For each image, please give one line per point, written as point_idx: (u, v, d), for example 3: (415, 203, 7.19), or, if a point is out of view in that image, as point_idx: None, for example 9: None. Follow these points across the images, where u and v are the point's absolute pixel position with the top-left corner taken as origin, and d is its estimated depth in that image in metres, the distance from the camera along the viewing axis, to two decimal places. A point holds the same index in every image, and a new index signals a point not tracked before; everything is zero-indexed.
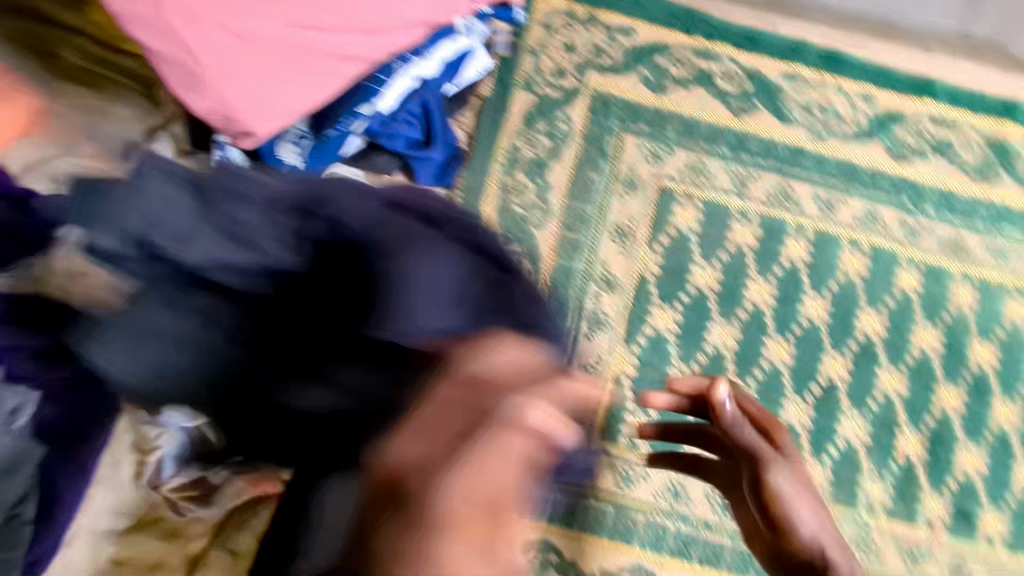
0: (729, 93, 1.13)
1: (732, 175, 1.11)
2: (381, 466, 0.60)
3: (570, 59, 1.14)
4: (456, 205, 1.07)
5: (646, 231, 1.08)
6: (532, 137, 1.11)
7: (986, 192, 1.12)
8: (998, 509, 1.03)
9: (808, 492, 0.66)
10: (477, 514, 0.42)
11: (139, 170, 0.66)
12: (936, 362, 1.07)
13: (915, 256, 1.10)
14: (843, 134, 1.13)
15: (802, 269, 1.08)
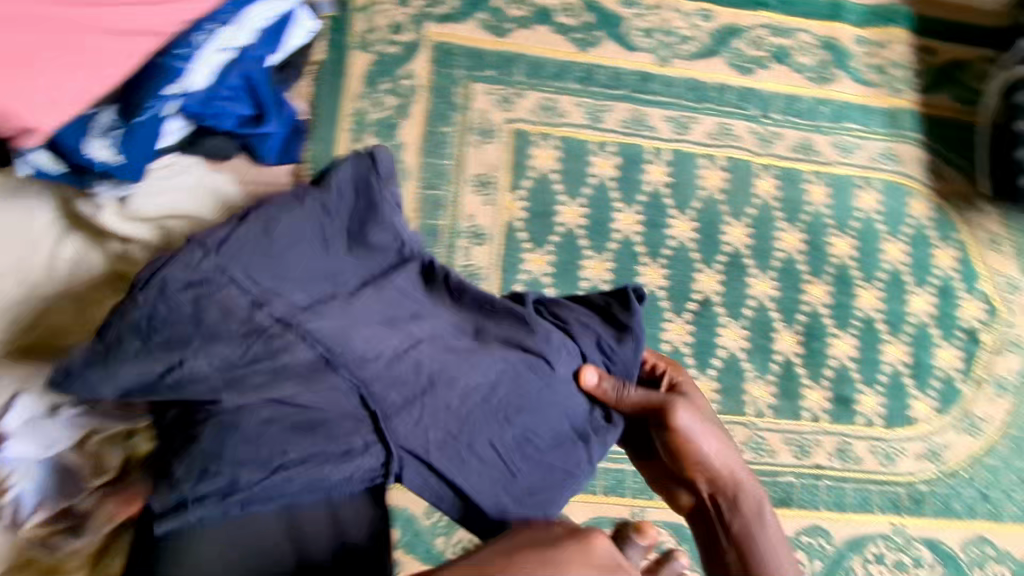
0: (570, 27, 1.12)
1: (584, 109, 1.11)
2: (278, 429, 0.50)
3: (404, 13, 1.09)
4: (305, 179, 1.02)
5: (507, 177, 1.07)
6: (376, 97, 1.06)
7: (826, 92, 1.17)
8: (872, 388, 1.11)
9: (715, 430, 0.64)
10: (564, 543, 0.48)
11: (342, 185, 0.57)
12: (800, 261, 1.12)
13: (768, 163, 1.14)
14: (687, 53, 1.14)
15: (664, 193, 1.10)
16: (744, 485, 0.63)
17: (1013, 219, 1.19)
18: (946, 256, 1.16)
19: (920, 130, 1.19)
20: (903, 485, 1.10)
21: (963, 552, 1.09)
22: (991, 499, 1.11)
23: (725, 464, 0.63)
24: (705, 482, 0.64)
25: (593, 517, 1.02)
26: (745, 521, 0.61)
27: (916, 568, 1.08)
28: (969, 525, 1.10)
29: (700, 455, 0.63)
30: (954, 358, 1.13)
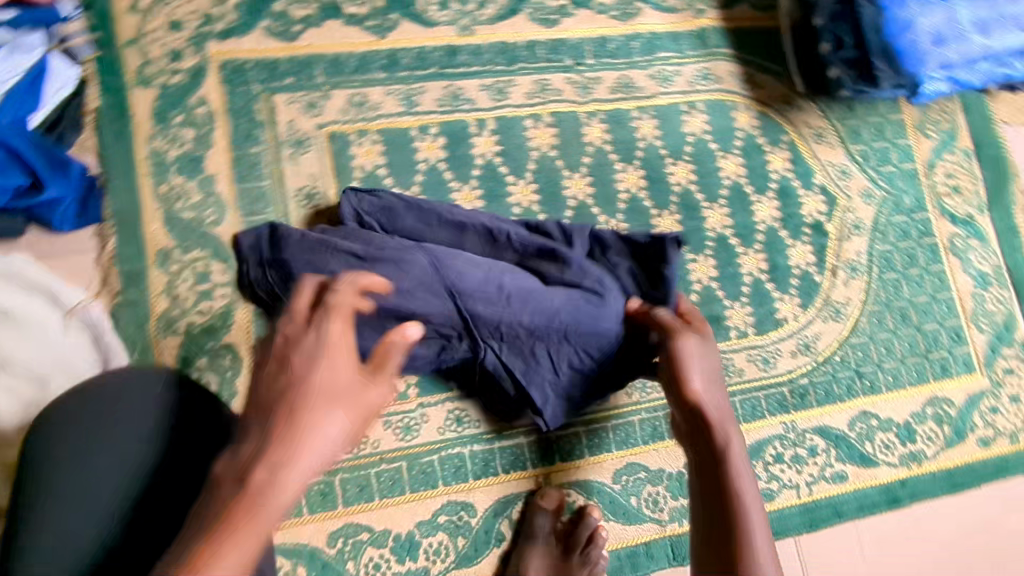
0: (361, 15, 1.08)
1: (396, 96, 1.07)
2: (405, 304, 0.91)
3: (179, 37, 1.02)
4: (112, 237, 0.96)
5: (332, 183, 1.03)
6: (171, 133, 1.00)
7: (633, 27, 1.18)
8: (738, 302, 1.15)
9: (704, 370, 0.81)
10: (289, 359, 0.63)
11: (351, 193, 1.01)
12: (644, 197, 1.14)
13: (592, 110, 1.14)
14: (488, 18, 1.12)
15: (497, 162, 1.09)
16: (731, 431, 0.75)
17: (832, 110, 1.24)
18: (779, 158, 1.21)
19: (729, 45, 1.22)
20: (785, 384, 1.15)
21: (852, 430, 1.16)
22: (866, 375, 1.18)
23: (714, 414, 0.77)
24: (696, 416, 0.77)
25: (500, 498, 1.03)
26: (726, 449, 0.73)
27: (813, 458, 1.14)
28: (852, 405, 1.17)
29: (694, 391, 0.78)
30: (805, 253, 1.19)
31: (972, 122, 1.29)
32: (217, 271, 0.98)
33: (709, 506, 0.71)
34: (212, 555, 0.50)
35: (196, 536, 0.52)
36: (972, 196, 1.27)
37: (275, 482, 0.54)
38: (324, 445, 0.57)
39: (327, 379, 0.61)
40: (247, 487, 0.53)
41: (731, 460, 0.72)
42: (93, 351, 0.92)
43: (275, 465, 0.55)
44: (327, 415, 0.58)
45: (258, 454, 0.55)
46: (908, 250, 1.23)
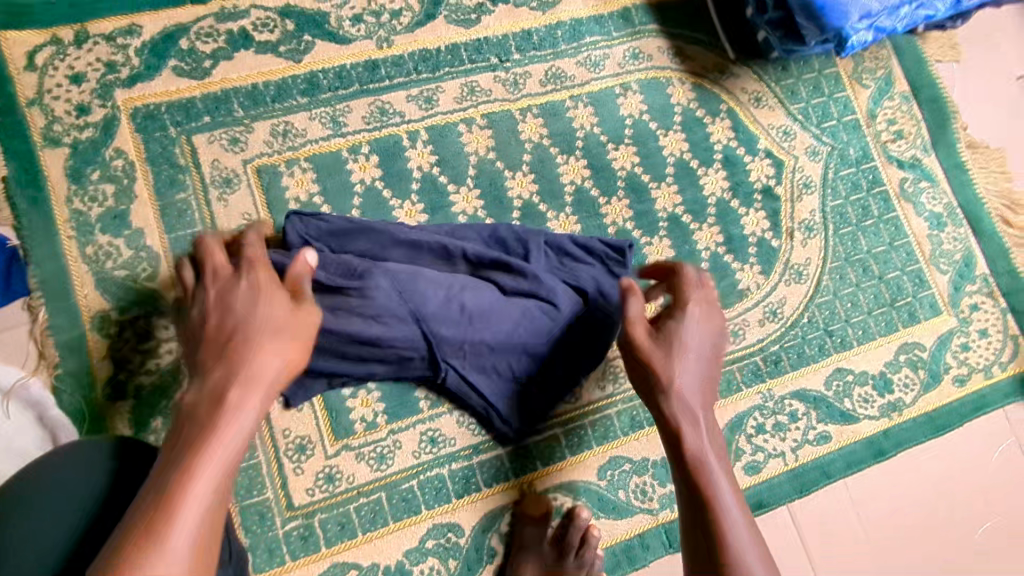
0: (273, 41, 1.04)
1: (321, 119, 1.04)
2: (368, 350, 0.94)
3: (84, 90, 0.97)
4: (42, 307, 0.91)
5: (267, 218, 1.00)
6: (89, 192, 0.95)
7: (555, 16, 1.15)
8: None
9: (683, 355, 0.84)
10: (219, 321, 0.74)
11: (290, 216, 0.95)
12: (590, 187, 1.12)
13: (525, 105, 1.12)
14: (405, 27, 1.09)
15: (435, 173, 1.06)
16: (702, 423, 0.81)
17: (767, 73, 1.23)
18: (721, 128, 1.19)
19: (654, 21, 1.20)
20: (757, 354, 1.14)
21: (830, 390, 1.16)
22: (836, 332, 1.17)
23: (692, 406, 0.82)
24: (674, 408, 0.82)
25: (486, 513, 1.00)
26: (696, 442, 0.80)
27: (795, 423, 1.13)
28: (825, 364, 1.16)
29: (672, 380, 0.83)
30: (759, 220, 1.18)
31: (905, 65, 1.29)
32: (160, 326, 0.94)
33: (687, 494, 0.78)
34: (205, 450, 0.63)
35: (182, 457, 0.63)
36: (916, 139, 1.27)
37: (244, 399, 0.68)
38: (277, 373, 0.72)
39: (266, 315, 0.74)
40: (224, 405, 0.67)
41: (702, 449, 0.79)
42: (40, 431, 0.88)
43: (241, 391, 0.68)
44: (278, 349, 0.73)
45: (225, 384, 0.68)
46: (860, 202, 1.23)
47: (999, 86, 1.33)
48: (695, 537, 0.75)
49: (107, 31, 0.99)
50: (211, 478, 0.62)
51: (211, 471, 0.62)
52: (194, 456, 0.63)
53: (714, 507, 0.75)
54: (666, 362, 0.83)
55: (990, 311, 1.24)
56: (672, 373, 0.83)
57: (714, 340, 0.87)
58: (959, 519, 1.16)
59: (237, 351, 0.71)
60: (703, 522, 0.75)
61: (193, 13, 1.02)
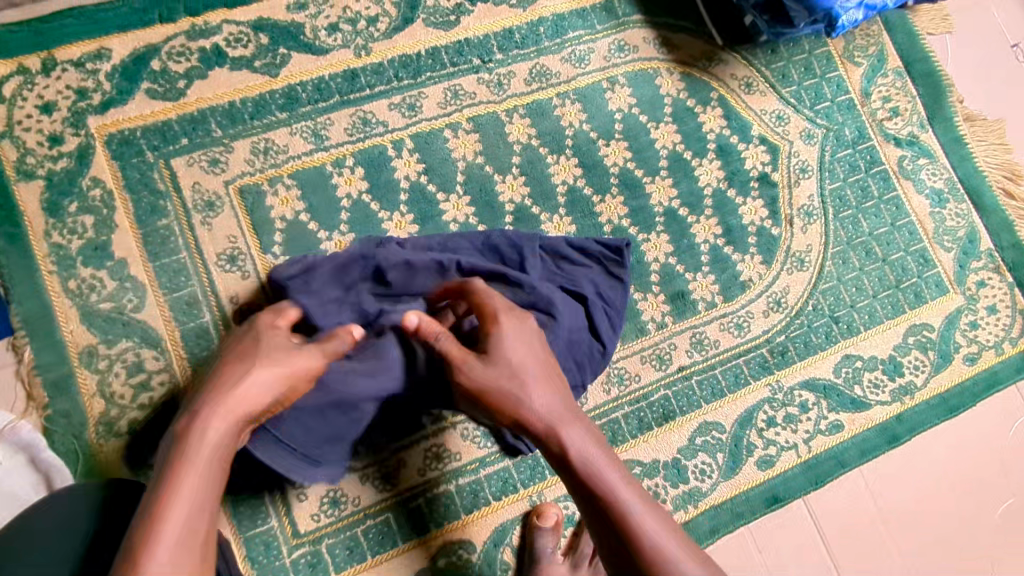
0: (248, 57, 1.01)
1: (303, 134, 1.01)
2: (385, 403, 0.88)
3: (55, 119, 0.94)
4: (27, 346, 0.89)
5: (254, 240, 0.97)
6: (68, 224, 0.93)
7: (536, 12, 1.12)
8: (699, 273, 1.11)
9: (512, 360, 0.78)
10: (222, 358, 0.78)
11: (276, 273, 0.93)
12: (582, 186, 1.09)
13: (511, 106, 1.09)
14: (383, 33, 1.06)
15: (423, 182, 1.04)
16: (565, 426, 0.74)
17: (757, 57, 1.20)
18: (713, 117, 1.17)
19: (638, 11, 1.16)
20: (763, 345, 1.12)
21: (839, 377, 1.13)
22: (842, 318, 1.15)
23: (544, 410, 0.75)
24: (537, 427, 0.75)
25: (496, 527, 0.98)
26: (569, 446, 0.73)
27: (806, 414, 1.11)
28: (833, 351, 1.14)
29: (513, 395, 0.76)
30: (757, 208, 1.16)
31: (897, 40, 1.26)
32: (150, 358, 0.92)
33: (584, 507, 0.72)
34: (181, 466, 0.64)
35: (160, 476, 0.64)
36: (912, 115, 1.25)
37: (215, 413, 0.68)
38: (266, 388, 0.73)
39: (255, 346, 0.77)
40: (194, 425, 0.67)
41: (576, 450, 0.73)
42: (35, 474, 0.86)
43: (211, 409, 0.68)
44: (267, 367, 0.74)
45: (200, 405, 0.69)
46: (860, 183, 1.20)
47: (994, 56, 1.30)
48: (608, 548, 0.68)
49: (74, 57, 0.96)
50: (192, 490, 0.62)
51: (192, 484, 0.63)
52: (169, 473, 0.63)
53: (613, 513, 0.68)
54: (502, 379, 0.77)
55: (997, 286, 1.21)
56: (511, 387, 0.77)
57: (531, 341, 0.81)
58: (978, 500, 1.14)
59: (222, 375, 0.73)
60: (605, 530, 0.68)
61: (163, 32, 0.98)
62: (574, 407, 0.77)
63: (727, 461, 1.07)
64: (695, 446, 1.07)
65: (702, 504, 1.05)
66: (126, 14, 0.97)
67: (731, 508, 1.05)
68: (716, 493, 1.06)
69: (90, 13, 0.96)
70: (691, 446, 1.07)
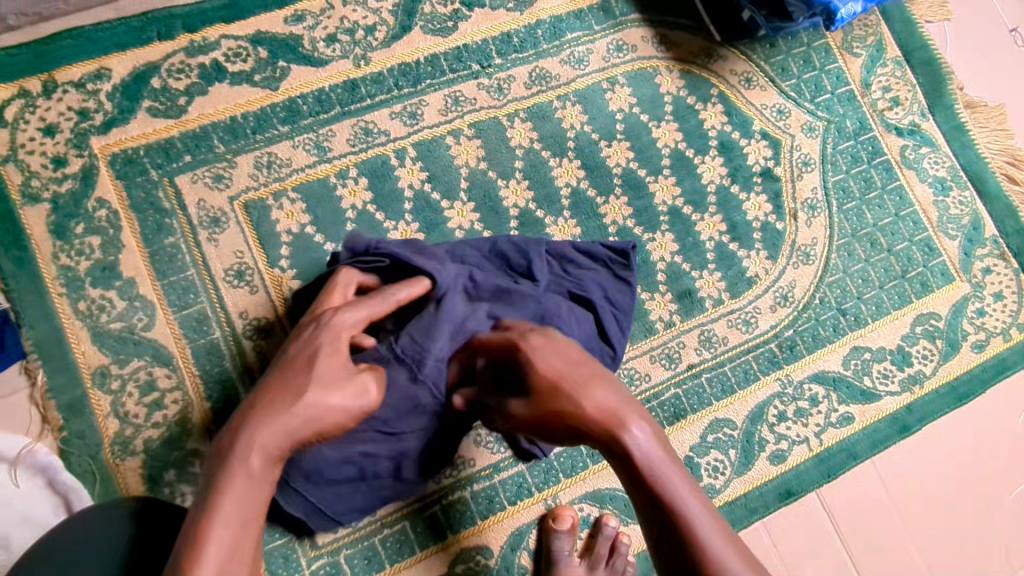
0: (247, 71, 1.01)
1: (306, 146, 1.01)
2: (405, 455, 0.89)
3: (59, 141, 0.94)
4: (40, 370, 0.89)
5: (261, 255, 0.97)
6: (76, 246, 0.93)
7: (533, 15, 1.12)
8: (705, 271, 1.11)
9: (564, 366, 0.76)
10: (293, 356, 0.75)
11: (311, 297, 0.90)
12: (586, 187, 1.09)
13: (512, 111, 1.09)
14: (381, 43, 1.06)
15: (426, 190, 1.04)
16: (632, 426, 0.72)
17: (755, 52, 1.19)
18: (714, 114, 1.16)
19: (636, 10, 1.16)
20: (772, 340, 1.12)
21: (848, 369, 1.14)
22: (850, 310, 1.15)
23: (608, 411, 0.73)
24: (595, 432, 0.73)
25: (513, 531, 0.99)
26: (636, 449, 0.71)
27: (816, 407, 1.11)
28: (842, 344, 1.14)
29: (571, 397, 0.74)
30: (761, 203, 1.16)
31: (896, 30, 1.26)
32: (162, 377, 0.92)
33: (649, 512, 0.70)
34: (225, 490, 0.63)
35: (210, 493, 0.63)
36: (912, 104, 1.24)
37: (267, 432, 0.66)
38: (318, 421, 0.69)
39: (322, 358, 0.73)
40: (243, 441, 0.65)
41: (642, 453, 0.71)
42: (53, 496, 0.87)
43: (262, 429, 0.66)
44: (318, 398, 0.69)
45: (253, 419, 0.67)
46: (862, 174, 1.20)
47: (992, 41, 1.30)
48: (671, 556, 0.67)
49: (75, 77, 0.96)
50: (227, 518, 0.61)
51: (228, 512, 0.62)
52: (220, 492, 0.63)
53: (681, 520, 0.67)
54: (555, 383, 0.75)
55: (1003, 272, 1.22)
56: (566, 391, 0.74)
57: (567, 349, 0.80)
58: (991, 487, 1.14)
59: (283, 383, 0.71)
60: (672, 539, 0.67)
61: (162, 50, 0.98)
62: (636, 406, 0.75)
63: (740, 457, 1.07)
64: (708, 444, 1.07)
65: (715, 500, 1.05)
66: (124, 32, 0.97)
67: (745, 504, 1.06)
68: (729, 490, 1.06)
69: (88, 33, 0.96)
70: (703, 443, 1.07)
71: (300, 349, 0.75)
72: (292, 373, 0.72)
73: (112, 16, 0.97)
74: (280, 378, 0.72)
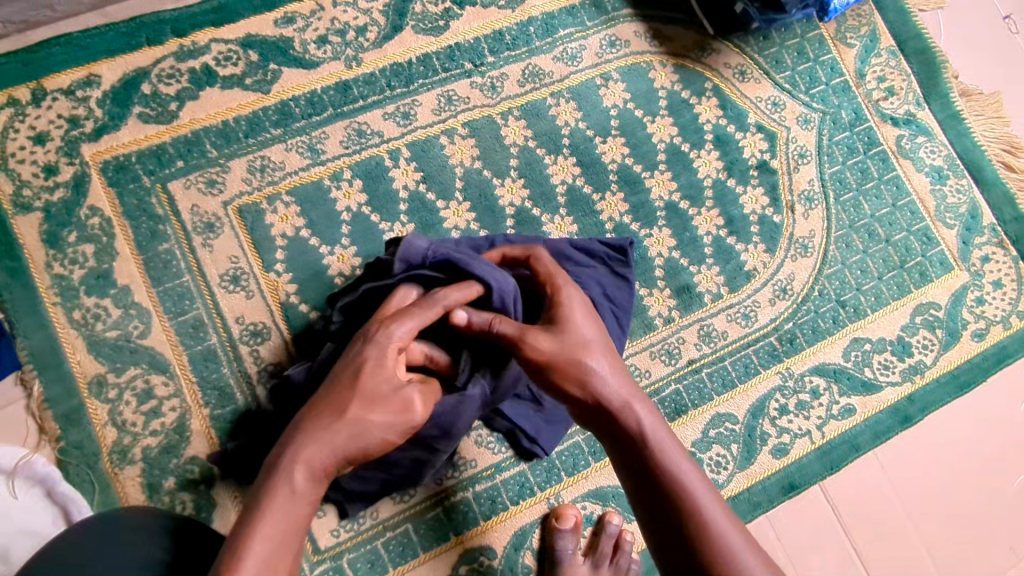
0: (238, 74, 1.00)
1: (299, 149, 1.00)
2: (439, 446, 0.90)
3: (49, 149, 0.94)
4: (36, 380, 0.88)
5: (256, 259, 0.97)
6: (69, 254, 0.92)
7: (525, 12, 1.11)
8: (703, 265, 1.11)
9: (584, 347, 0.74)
10: (341, 372, 0.73)
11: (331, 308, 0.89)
12: (581, 184, 1.09)
13: (506, 109, 1.08)
14: (372, 43, 1.05)
15: (421, 190, 1.03)
16: (640, 405, 0.72)
17: (749, 45, 1.19)
18: (708, 107, 1.16)
19: (628, 5, 1.16)
20: (771, 333, 1.12)
21: (849, 360, 1.13)
22: (849, 302, 1.15)
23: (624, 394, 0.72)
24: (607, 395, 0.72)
25: (516, 531, 0.98)
26: (646, 427, 0.71)
27: (817, 400, 1.11)
28: (842, 336, 1.14)
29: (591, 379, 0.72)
30: (758, 196, 1.15)
31: (889, 19, 1.25)
32: (159, 384, 0.91)
33: (647, 495, 0.70)
34: (267, 507, 0.63)
35: (251, 509, 0.64)
36: (907, 93, 1.24)
37: (314, 452, 0.67)
38: (361, 440, 0.68)
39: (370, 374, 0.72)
40: (290, 461, 0.66)
41: (659, 444, 0.70)
42: (53, 507, 0.86)
43: (308, 449, 0.67)
44: (363, 415, 0.69)
45: (301, 439, 0.68)
46: (859, 165, 1.20)
47: (986, 29, 1.30)
48: (669, 544, 0.67)
49: (64, 85, 0.95)
50: (267, 536, 0.61)
51: (267, 529, 0.62)
52: (262, 508, 0.63)
53: (692, 506, 0.67)
54: (573, 354, 0.73)
55: (1002, 260, 1.21)
56: (582, 364, 0.72)
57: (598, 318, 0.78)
58: (994, 476, 1.14)
59: (332, 403, 0.70)
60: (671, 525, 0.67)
61: (152, 55, 0.98)
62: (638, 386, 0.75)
63: (742, 452, 1.07)
64: (710, 439, 1.06)
65: None
66: (113, 38, 0.96)
67: (748, 499, 1.05)
68: (733, 484, 1.06)
69: (77, 40, 0.95)
70: (705, 439, 1.06)
71: (351, 363, 0.72)
72: (341, 392, 0.71)
73: (101, 22, 0.97)
74: (328, 397, 0.71)
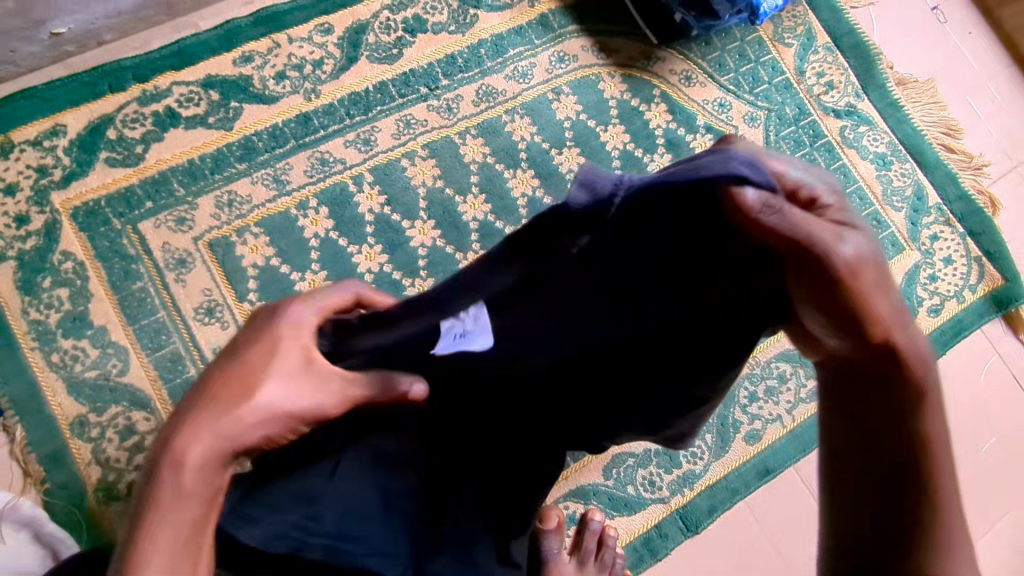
0: (200, 114, 1.04)
1: (265, 182, 1.04)
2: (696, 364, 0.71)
3: (19, 200, 0.96)
4: (18, 425, 0.90)
5: (228, 290, 0.99)
6: (44, 299, 0.94)
7: (475, 35, 1.16)
8: None
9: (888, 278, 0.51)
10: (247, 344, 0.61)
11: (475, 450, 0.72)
12: (541, 195, 1.13)
13: (463, 128, 1.12)
14: (329, 75, 1.09)
15: (386, 213, 1.07)
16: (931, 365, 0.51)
17: (692, 51, 1.24)
18: (658, 113, 1.21)
19: (573, 22, 1.21)
20: None
21: None
22: None
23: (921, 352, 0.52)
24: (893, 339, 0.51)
25: None
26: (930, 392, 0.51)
27: (785, 385, 1.15)
28: None
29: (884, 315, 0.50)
30: None
31: (823, 18, 1.31)
32: (141, 420, 0.93)
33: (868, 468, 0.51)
34: (158, 515, 0.48)
35: (139, 505, 0.50)
36: (846, 86, 1.30)
37: (204, 437, 0.52)
38: (266, 423, 0.56)
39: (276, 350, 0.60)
40: (176, 441, 0.51)
41: (938, 417, 0.50)
42: (41, 549, 0.85)
43: (210, 437, 0.52)
44: (279, 399, 0.57)
45: (192, 422, 0.52)
46: (806, 157, 1.25)
47: (916, 21, 1.36)
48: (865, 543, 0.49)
49: (31, 136, 0.98)
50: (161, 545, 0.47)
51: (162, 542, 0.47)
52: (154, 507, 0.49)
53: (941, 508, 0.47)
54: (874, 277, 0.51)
55: (950, 237, 1.27)
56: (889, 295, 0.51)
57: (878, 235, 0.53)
58: (962, 446, 1.18)
59: (230, 376, 0.57)
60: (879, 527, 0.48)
61: (115, 101, 1.01)
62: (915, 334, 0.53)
63: (717, 441, 1.10)
64: None
65: (697, 485, 1.07)
66: (76, 88, 1.00)
67: (726, 486, 1.08)
68: (710, 473, 1.08)
69: (41, 92, 0.98)
70: None
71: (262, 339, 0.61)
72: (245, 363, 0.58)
73: (64, 73, 1.00)
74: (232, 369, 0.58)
